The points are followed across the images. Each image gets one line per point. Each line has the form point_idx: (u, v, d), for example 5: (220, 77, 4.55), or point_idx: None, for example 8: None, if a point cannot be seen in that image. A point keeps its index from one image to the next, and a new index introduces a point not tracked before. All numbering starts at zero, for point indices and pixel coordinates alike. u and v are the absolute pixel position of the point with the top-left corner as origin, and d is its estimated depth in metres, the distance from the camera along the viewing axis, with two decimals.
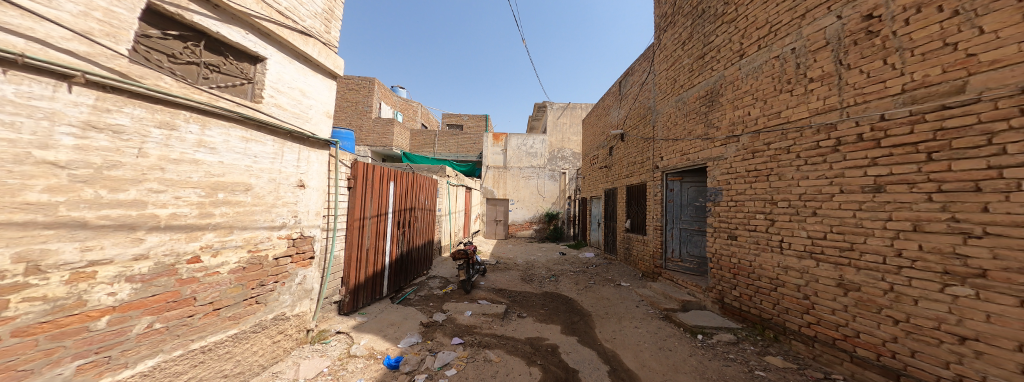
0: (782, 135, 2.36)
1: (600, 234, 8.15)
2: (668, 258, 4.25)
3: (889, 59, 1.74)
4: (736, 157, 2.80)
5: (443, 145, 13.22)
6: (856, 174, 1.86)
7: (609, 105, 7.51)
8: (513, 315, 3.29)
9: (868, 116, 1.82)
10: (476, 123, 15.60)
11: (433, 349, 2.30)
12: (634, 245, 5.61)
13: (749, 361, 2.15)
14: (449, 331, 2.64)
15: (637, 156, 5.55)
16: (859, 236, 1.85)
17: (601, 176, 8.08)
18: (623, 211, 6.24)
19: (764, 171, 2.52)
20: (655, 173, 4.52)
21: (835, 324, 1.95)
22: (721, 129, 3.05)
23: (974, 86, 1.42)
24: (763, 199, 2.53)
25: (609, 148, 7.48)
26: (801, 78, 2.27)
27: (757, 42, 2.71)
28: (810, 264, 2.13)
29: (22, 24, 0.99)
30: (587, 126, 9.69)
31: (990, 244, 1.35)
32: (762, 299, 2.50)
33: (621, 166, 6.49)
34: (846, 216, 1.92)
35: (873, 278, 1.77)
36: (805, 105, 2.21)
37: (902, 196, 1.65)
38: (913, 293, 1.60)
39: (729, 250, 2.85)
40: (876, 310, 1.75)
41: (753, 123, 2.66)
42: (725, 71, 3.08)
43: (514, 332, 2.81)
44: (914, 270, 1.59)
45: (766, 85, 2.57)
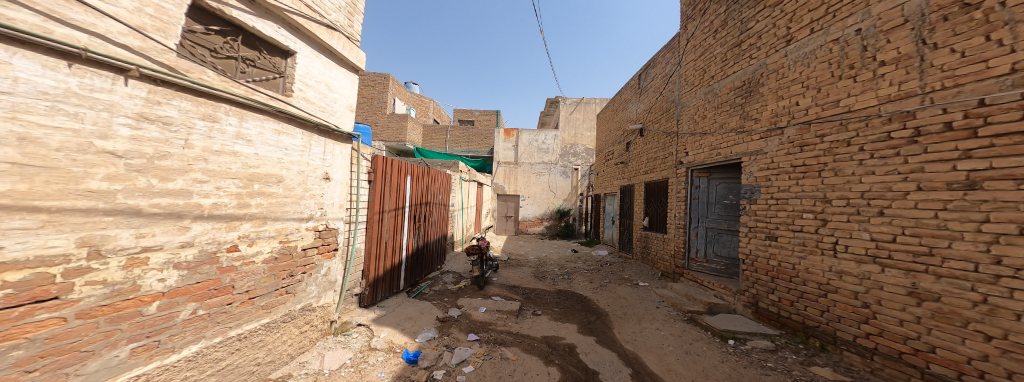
0: (842, 126, 2.27)
1: (614, 231, 8.08)
2: (691, 258, 4.29)
3: (994, 34, 1.58)
4: (780, 150, 2.78)
5: (455, 140, 13.32)
6: (942, 168, 1.74)
7: (628, 99, 7.42)
8: (527, 312, 3.30)
9: (961, 102, 1.68)
10: (486, 118, 15.60)
11: (450, 345, 2.33)
12: (652, 243, 5.55)
13: (792, 371, 2.11)
14: (464, 327, 2.67)
15: (658, 151, 5.49)
16: (942, 240, 1.73)
17: (616, 172, 7.99)
18: (641, 208, 6.17)
19: (815, 166, 2.45)
20: (679, 169, 4.55)
21: (904, 336, 1.87)
22: (761, 121, 3.06)
23: None
24: (814, 197, 2.46)
25: (626, 144, 7.39)
26: (869, 61, 2.14)
27: (809, 25, 2.62)
28: (872, 270, 2.04)
29: (85, 21, 1.04)
30: (602, 122, 9.58)
31: None
32: (807, 305, 2.46)
33: (640, 163, 6.40)
34: (925, 217, 1.80)
35: (960, 288, 1.66)
36: (872, 92, 2.10)
37: (1006, 193, 1.50)
38: (1013, 307, 1.47)
39: (768, 252, 2.85)
40: (962, 324, 1.65)
41: (802, 114, 2.61)
42: (767, 59, 3.05)
43: (530, 330, 2.82)
44: (1016, 280, 1.47)
45: (820, 71, 2.49)
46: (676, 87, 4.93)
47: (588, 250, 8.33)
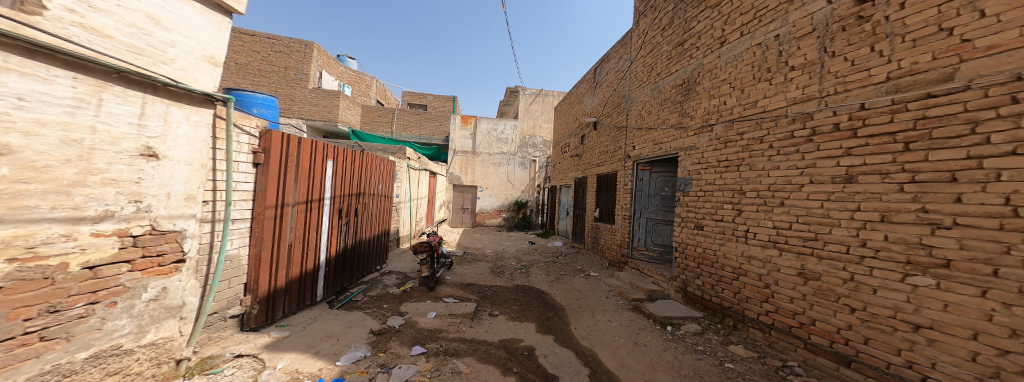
0: (757, 124, 2.59)
1: (568, 222, 8.45)
2: (634, 247, 4.61)
3: (877, 46, 1.85)
4: (708, 146, 3.09)
5: (405, 127, 12.44)
6: (829, 164, 2.04)
7: (583, 93, 7.68)
8: (484, 314, 3.20)
9: (847, 106, 1.97)
10: (442, 104, 14.92)
11: (386, 364, 2.04)
12: (601, 233, 5.86)
13: (717, 353, 2.37)
14: (407, 339, 2.42)
15: (609, 145, 5.78)
16: (825, 226, 2.05)
17: (572, 164, 8.24)
18: (593, 200, 6.47)
19: (735, 160, 2.78)
20: (627, 162, 4.85)
21: (793, 312, 2.22)
22: (694, 118, 3.37)
23: (964, 74, 1.50)
24: (732, 189, 2.80)
25: (581, 136, 7.67)
26: (782, 66, 2.45)
27: (740, 28, 2.91)
28: (773, 254, 2.39)
29: None
30: (559, 115, 9.80)
31: (958, 234, 1.49)
32: (723, 288, 2.81)
33: (593, 156, 6.67)
34: (814, 206, 2.13)
35: (835, 268, 1.99)
36: (782, 94, 2.41)
37: (874, 186, 1.80)
38: (873, 283, 1.79)
39: (695, 240, 3.17)
40: (834, 299, 1.98)
41: (728, 113, 2.92)
42: (704, 59, 3.34)
43: (486, 334, 2.71)
44: (877, 260, 1.78)
45: (744, 73, 2.80)
46: (628, 83, 5.17)
47: (544, 241, 8.54)
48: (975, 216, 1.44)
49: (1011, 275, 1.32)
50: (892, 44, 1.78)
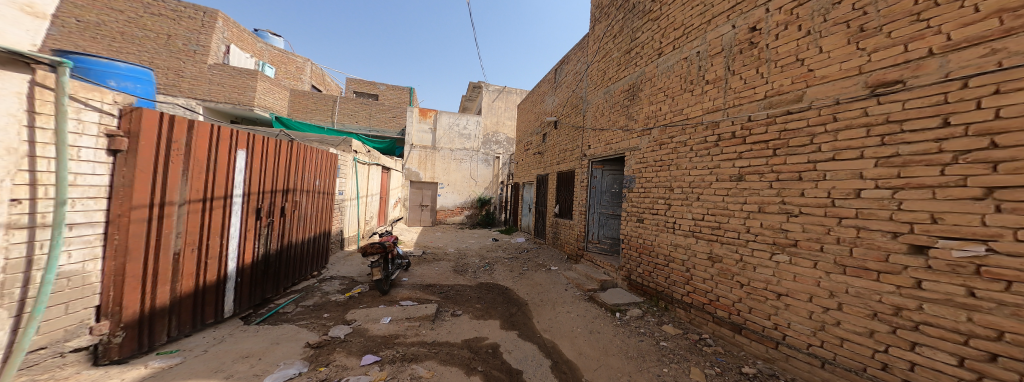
0: (682, 130, 2.97)
1: (531, 219, 8.62)
2: (589, 240, 4.91)
3: (760, 69, 2.33)
4: (648, 147, 3.45)
5: (351, 118, 11.48)
6: (729, 166, 2.49)
7: (545, 92, 7.85)
8: (446, 314, 3.10)
9: (740, 117, 2.43)
10: (399, 96, 14.12)
11: (330, 378, 1.83)
12: (561, 229, 6.08)
13: (654, 333, 2.67)
14: (358, 348, 2.23)
15: (568, 144, 6.01)
16: (725, 216, 2.50)
17: (534, 162, 8.39)
18: (554, 196, 6.67)
19: (666, 161, 3.17)
20: (583, 161, 5.10)
21: (705, 291, 2.62)
22: (637, 121, 3.70)
23: (809, 97, 1.97)
24: (664, 186, 3.17)
25: (542, 135, 7.85)
26: (701, 80, 2.84)
27: (673, 42, 3.24)
28: (692, 241, 2.78)
29: None
30: (522, 112, 9.92)
31: (802, 221, 1.98)
32: (658, 273, 3.14)
33: (554, 154, 6.87)
34: (717, 200, 2.57)
35: (731, 251, 2.43)
36: (699, 105, 2.84)
37: (755, 184, 2.28)
38: (754, 262, 2.26)
39: (637, 232, 3.50)
40: (731, 278, 2.42)
41: (662, 118, 3.29)
42: (645, 68, 3.67)
43: (448, 336, 2.64)
44: (757, 242, 2.25)
45: (674, 83, 3.16)
46: (584, 85, 5.42)
47: (507, 238, 8.60)
48: (810, 206, 1.94)
49: (831, 249, 1.82)
50: (769, 69, 2.25)
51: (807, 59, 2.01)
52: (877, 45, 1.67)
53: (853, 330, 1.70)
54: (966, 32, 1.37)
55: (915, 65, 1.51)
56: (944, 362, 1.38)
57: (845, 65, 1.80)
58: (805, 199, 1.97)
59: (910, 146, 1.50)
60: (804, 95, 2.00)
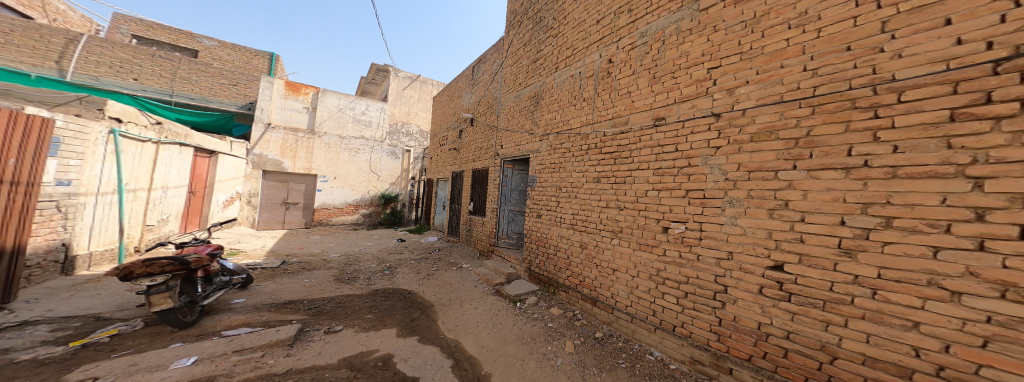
0: (568, 138, 3.87)
1: (444, 217, 8.36)
2: (499, 237, 5.20)
3: (609, 95, 3.33)
4: (547, 150, 4.24)
5: (118, 72, 8.76)
6: (592, 173, 3.46)
7: (461, 88, 7.78)
8: (317, 333, 2.64)
9: (598, 132, 3.43)
10: None
11: None
12: (475, 226, 6.11)
13: (544, 316, 3.27)
14: None
15: (483, 142, 6.20)
16: (589, 210, 3.42)
17: (449, 158, 8.24)
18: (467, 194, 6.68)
19: (557, 162, 4.05)
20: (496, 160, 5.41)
21: (577, 275, 3.47)
22: (538, 126, 4.54)
23: (631, 122, 3.02)
24: (554, 185, 4.03)
25: (457, 131, 7.79)
26: (580, 97, 3.78)
27: (563, 61, 4.11)
28: (570, 229, 3.67)
29: None
30: (438, 106, 9.39)
31: (624, 210, 2.99)
32: (549, 262, 3.94)
33: (468, 151, 6.93)
34: (584, 195, 3.51)
35: (591, 238, 3.36)
36: (577, 119, 3.78)
37: (605, 186, 3.25)
38: (603, 242, 3.21)
39: (535, 225, 4.26)
40: (592, 258, 3.33)
41: (555, 126, 4.14)
42: (547, 79, 4.43)
43: (318, 358, 2.23)
44: (604, 225, 3.21)
45: (563, 96, 4.04)
46: (497, 85, 5.79)
47: (416, 238, 7.96)
48: (627, 201, 2.96)
49: (635, 234, 2.84)
50: (616, 96, 3.24)
51: (632, 93, 3.04)
52: (657, 89, 2.81)
53: (641, 291, 2.73)
54: (684, 91, 2.56)
55: (670, 108, 2.66)
56: (671, 306, 2.47)
57: (645, 101, 2.91)
58: (626, 197, 2.98)
59: (668, 161, 2.63)
60: (629, 120, 3.05)
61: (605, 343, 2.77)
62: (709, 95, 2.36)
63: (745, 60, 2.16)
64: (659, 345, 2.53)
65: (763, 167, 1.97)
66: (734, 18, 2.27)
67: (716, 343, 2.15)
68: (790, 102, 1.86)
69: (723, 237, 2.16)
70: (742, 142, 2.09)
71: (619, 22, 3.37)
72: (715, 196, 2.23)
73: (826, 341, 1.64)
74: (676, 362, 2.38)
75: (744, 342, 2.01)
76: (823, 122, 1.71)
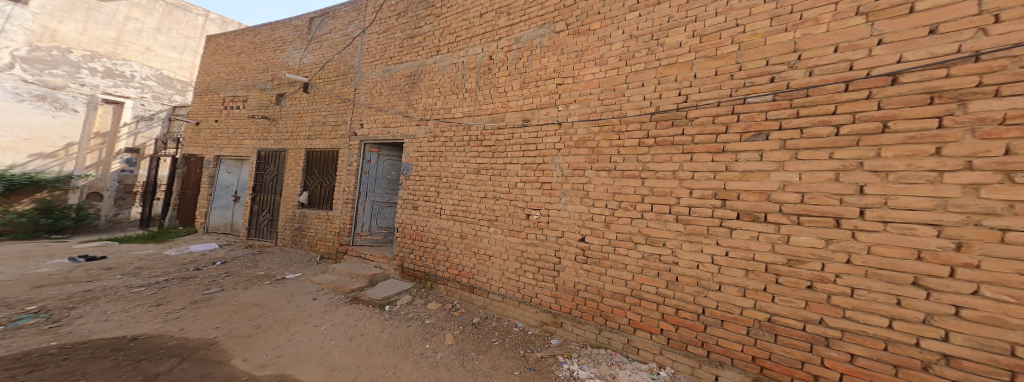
0: (451, 127, 5.19)
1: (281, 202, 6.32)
2: (358, 234, 6.37)
3: (488, 90, 4.80)
4: (423, 137, 5.55)
5: None
6: (471, 172, 4.85)
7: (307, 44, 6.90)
8: None
9: (478, 124, 4.85)
10: None
11: None
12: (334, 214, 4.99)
13: (420, 314, 4.53)
14: None
15: (327, 118, 7.19)
16: (472, 198, 4.79)
17: (253, 127, 8.22)
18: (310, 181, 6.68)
19: (436, 151, 5.36)
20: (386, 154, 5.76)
21: (457, 266, 4.92)
22: (416, 111, 5.72)
23: (508, 119, 4.50)
24: (434, 174, 5.34)
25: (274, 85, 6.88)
26: (461, 88, 5.16)
27: (447, 45, 5.48)
28: (454, 214, 5.02)
29: None
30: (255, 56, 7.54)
31: (496, 194, 4.51)
32: (427, 257, 5.34)
33: (300, 127, 7.58)
34: (466, 181, 4.89)
35: (473, 227, 4.75)
36: (459, 108, 5.14)
37: (484, 179, 4.68)
38: (483, 218, 4.62)
39: (413, 219, 5.58)
40: (474, 236, 4.73)
41: (435, 112, 5.46)
42: (425, 61, 5.76)
43: None
44: (484, 201, 4.63)
45: (445, 82, 5.40)
46: (353, 48, 7.11)
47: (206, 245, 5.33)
48: (500, 188, 4.47)
49: (507, 222, 4.33)
50: (494, 94, 4.72)
51: (507, 94, 4.57)
52: (526, 93, 4.36)
53: (507, 272, 4.30)
54: (542, 99, 4.17)
55: (531, 112, 4.26)
56: (529, 287, 4.03)
57: (516, 102, 4.46)
58: (500, 189, 4.48)
59: (531, 158, 4.18)
60: (504, 117, 4.55)
61: (481, 326, 4.20)
62: (556, 106, 4.01)
63: (575, 83, 3.86)
64: (519, 317, 4.12)
65: (578, 167, 3.66)
66: (572, 45, 3.97)
67: (555, 306, 3.75)
68: (593, 120, 3.60)
69: (559, 218, 3.78)
70: (571, 146, 3.75)
71: (498, 21, 4.87)
72: (557, 187, 3.84)
73: (598, 287, 3.39)
74: (532, 328, 3.96)
75: (568, 299, 3.65)
76: (603, 138, 3.48)
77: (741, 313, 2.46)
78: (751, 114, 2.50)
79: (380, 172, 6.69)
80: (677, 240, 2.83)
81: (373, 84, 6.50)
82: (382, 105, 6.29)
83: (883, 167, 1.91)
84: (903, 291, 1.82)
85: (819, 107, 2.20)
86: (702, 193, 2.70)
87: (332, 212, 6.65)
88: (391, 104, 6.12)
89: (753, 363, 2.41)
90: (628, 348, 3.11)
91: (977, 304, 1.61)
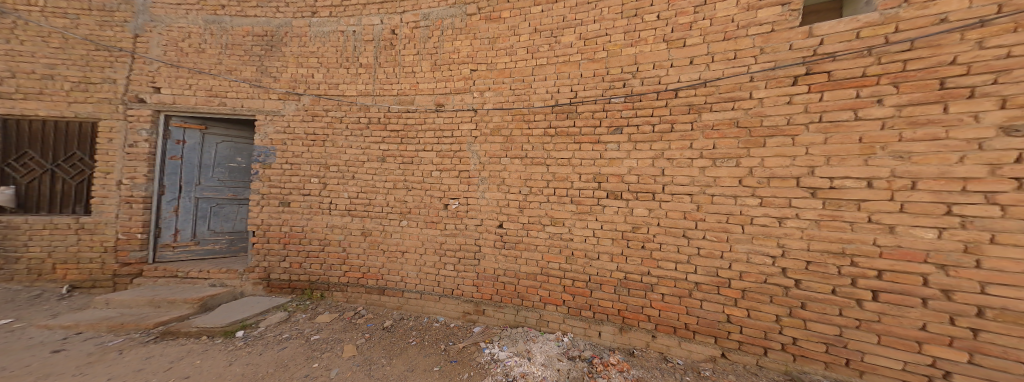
0: (338, 105, 3.90)
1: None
2: (162, 244, 4.01)
3: (393, 69, 3.86)
4: (294, 115, 3.92)
5: None
6: (369, 166, 3.84)
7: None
8: None
9: (382, 105, 3.84)
10: None
11: None
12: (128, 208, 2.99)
13: (304, 331, 3.27)
14: None
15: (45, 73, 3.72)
16: (373, 191, 3.84)
17: None
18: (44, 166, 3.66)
19: (320, 136, 3.92)
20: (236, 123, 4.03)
21: (359, 267, 3.91)
22: (279, 81, 3.95)
23: (417, 103, 3.75)
24: (319, 164, 3.92)
25: None
26: (353, 62, 3.93)
27: (326, 9, 4.01)
28: (349, 215, 3.90)
29: None
30: None
31: (407, 186, 3.74)
32: (311, 264, 3.98)
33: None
34: (361, 172, 3.86)
35: (378, 222, 3.84)
36: (353, 86, 3.91)
37: (393, 169, 3.78)
38: (383, 210, 3.81)
39: (280, 217, 3.98)
40: (373, 232, 3.85)
41: (314, 88, 3.94)
42: (292, 20, 4.01)
43: None
44: (388, 194, 3.79)
45: (329, 53, 3.95)
46: None
47: None
48: (414, 180, 3.71)
49: (423, 213, 3.70)
50: (400, 72, 3.83)
51: (416, 73, 3.79)
52: (437, 76, 3.71)
53: (426, 269, 3.73)
54: (456, 84, 3.63)
55: (445, 97, 3.66)
56: (449, 281, 3.64)
57: (429, 87, 3.72)
58: (412, 178, 3.73)
59: (446, 145, 3.62)
60: (414, 100, 3.77)
61: (395, 328, 3.47)
62: (471, 92, 3.56)
63: (488, 71, 3.52)
64: (440, 311, 3.67)
65: (495, 154, 3.39)
66: (484, 31, 3.56)
67: (476, 294, 3.51)
68: (506, 109, 3.38)
69: (479, 206, 3.46)
70: (488, 134, 3.45)
71: None
72: (474, 175, 3.48)
73: (507, 272, 3.36)
74: (454, 321, 3.59)
75: (488, 286, 3.45)
76: (516, 126, 3.31)
77: (607, 275, 2.92)
78: (612, 112, 2.90)
79: (205, 155, 4.25)
80: (571, 219, 3.05)
81: (181, 35, 3.91)
82: (205, 66, 3.89)
83: (672, 156, 2.63)
84: (681, 241, 2.61)
85: (644, 110, 2.77)
86: (585, 178, 2.98)
87: (91, 217, 3.80)
88: (226, 66, 3.91)
89: (619, 315, 2.89)
90: (540, 323, 3.24)
91: (708, 245, 2.52)
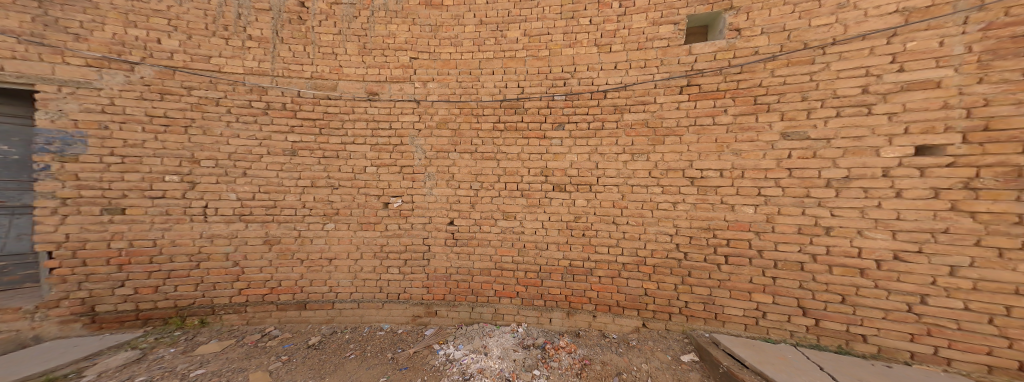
0: (214, 83, 2.72)
1: None
2: None
3: (305, 47, 2.87)
4: (122, 89, 2.60)
5: None
6: (260, 165, 2.80)
7: None
8: None
9: (289, 89, 2.83)
10: None
11: None
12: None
13: (178, 367, 2.33)
14: None
15: None
16: (279, 193, 2.85)
17: None
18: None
19: (181, 120, 2.69)
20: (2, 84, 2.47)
21: (263, 281, 2.90)
22: (88, 42, 2.58)
23: (339, 88, 2.89)
24: (181, 157, 2.71)
25: None
26: (240, 30, 2.78)
27: None
28: (238, 227, 2.82)
29: None
30: None
31: (326, 185, 2.89)
32: (180, 284, 2.80)
33: None
34: (243, 166, 2.78)
35: (288, 229, 2.89)
36: (240, 60, 2.76)
37: (294, 163, 2.84)
38: (275, 215, 2.86)
39: (113, 226, 2.65)
40: (265, 246, 2.87)
41: (168, 58, 2.67)
42: None
43: None
44: (292, 195, 2.86)
45: (194, 16, 2.71)
46: None
47: None
48: (342, 179, 2.89)
49: (355, 214, 2.93)
50: (314, 52, 2.87)
51: (339, 56, 2.89)
52: (368, 61, 2.92)
53: (358, 283, 3.00)
54: (394, 72, 2.93)
55: (381, 85, 2.92)
56: (390, 287, 3.01)
57: (357, 72, 2.90)
58: (340, 174, 2.90)
59: (383, 139, 2.93)
60: (336, 86, 2.89)
61: (324, 345, 2.73)
62: (411, 82, 2.93)
63: (431, 60, 2.95)
64: (385, 318, 3.04)
65: (443, 148, 2.93)
66: (426, 17, 2.96)
67: (425, 294, 3.03)
68: (453, 102, 2.93)
69: (425, 204, 2.96)
70: (432, 127, 2.93)
71: None
72: (420, 171, 2.94)
73: (451, 273, 3.02)
74: (401, 327, 3.01)
75: (439, 286, 3.03)
76: (463, 120, 2.92)
77: (550, 263, 2.91)
78: (555, 111, 2.83)
79: None
80: (522, 212, 2.90)
81: None
82: None
83: (603, 151, 2.76)
84: (612, 228, 2.77)
85: (580, 109, 2.80)
86: (533, 170, 2.86)
87: None
88: None
89: (565, 300, 2.93)
90: (495, 316, 3.00)
91: (629, 229, 2.74)
